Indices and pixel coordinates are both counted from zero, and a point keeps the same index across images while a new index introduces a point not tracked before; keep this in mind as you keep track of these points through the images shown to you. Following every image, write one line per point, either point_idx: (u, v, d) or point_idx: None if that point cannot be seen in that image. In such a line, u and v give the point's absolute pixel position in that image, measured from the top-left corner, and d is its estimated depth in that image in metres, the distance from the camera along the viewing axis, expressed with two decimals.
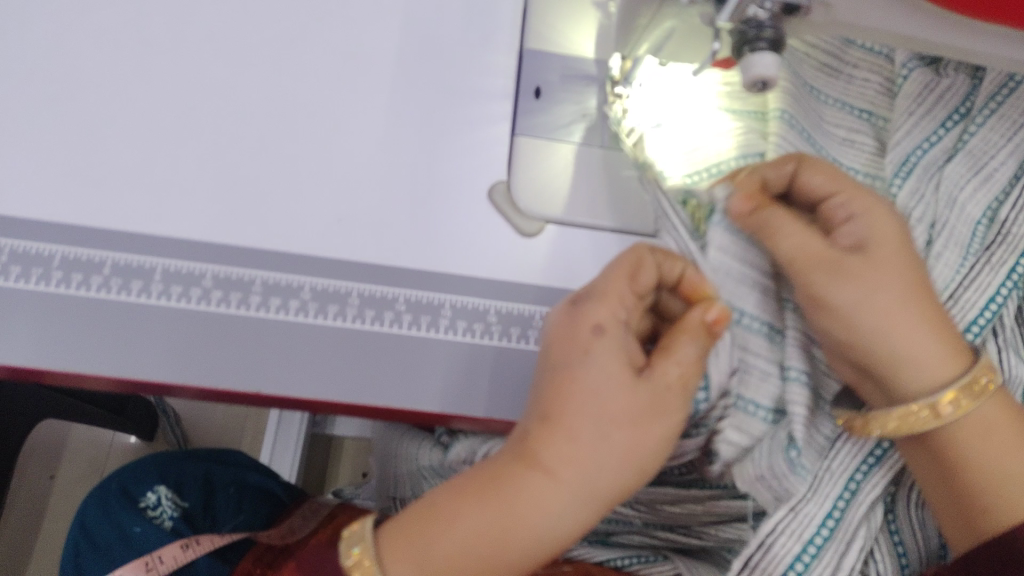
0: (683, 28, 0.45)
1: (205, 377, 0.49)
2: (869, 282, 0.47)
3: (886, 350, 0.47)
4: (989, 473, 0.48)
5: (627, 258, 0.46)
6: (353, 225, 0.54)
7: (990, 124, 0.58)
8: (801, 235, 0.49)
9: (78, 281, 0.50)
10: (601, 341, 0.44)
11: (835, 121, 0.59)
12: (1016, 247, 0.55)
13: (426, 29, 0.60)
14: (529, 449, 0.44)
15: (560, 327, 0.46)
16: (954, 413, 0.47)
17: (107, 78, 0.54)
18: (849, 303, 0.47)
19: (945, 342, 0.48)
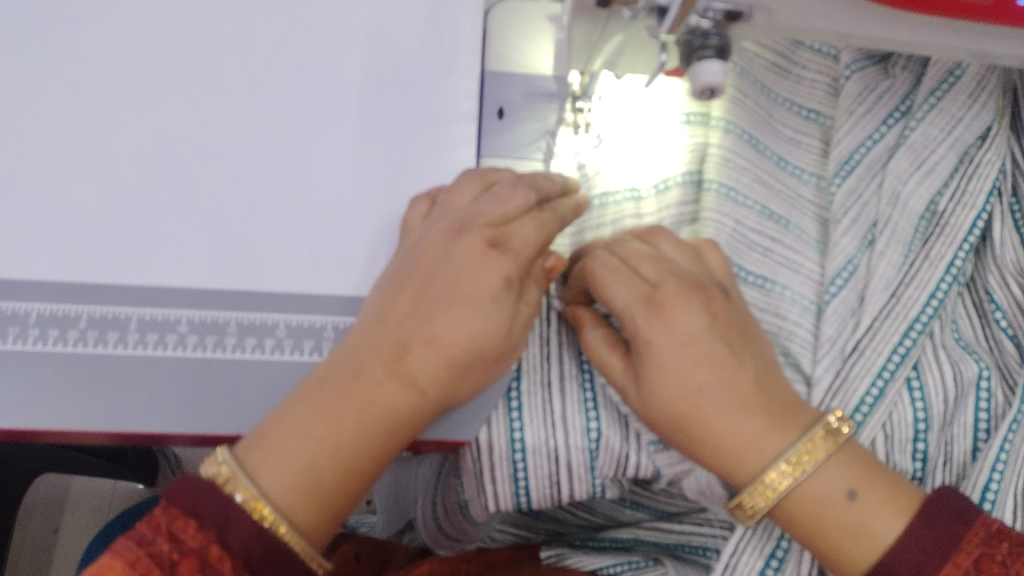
0: (629, 42, 0.46)
1: (183, 423, 0.50)
2: (687, 335, 0.48)
3: (704, 435, 0.47)
4: (858, 526, 0.45)
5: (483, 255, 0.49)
6: (324, 259, 0.54)
7: (930, 118, 0.59)
8: (667, 337, 0.48)
9: (54, 337, 0.50)
10: (493, 314, 0.48)
11: (783, 122, 0.61)
12: (954, 240, 0.55)
13: (387, 58, 0.60)
14: (400, 358, 0.48)
15: (467, 260, 0.49)
16: (777, 496, 0.47)
17: (70, 131, 0.55)
18: (665, 356, 0.48)
19: (758, 415, 0.47)
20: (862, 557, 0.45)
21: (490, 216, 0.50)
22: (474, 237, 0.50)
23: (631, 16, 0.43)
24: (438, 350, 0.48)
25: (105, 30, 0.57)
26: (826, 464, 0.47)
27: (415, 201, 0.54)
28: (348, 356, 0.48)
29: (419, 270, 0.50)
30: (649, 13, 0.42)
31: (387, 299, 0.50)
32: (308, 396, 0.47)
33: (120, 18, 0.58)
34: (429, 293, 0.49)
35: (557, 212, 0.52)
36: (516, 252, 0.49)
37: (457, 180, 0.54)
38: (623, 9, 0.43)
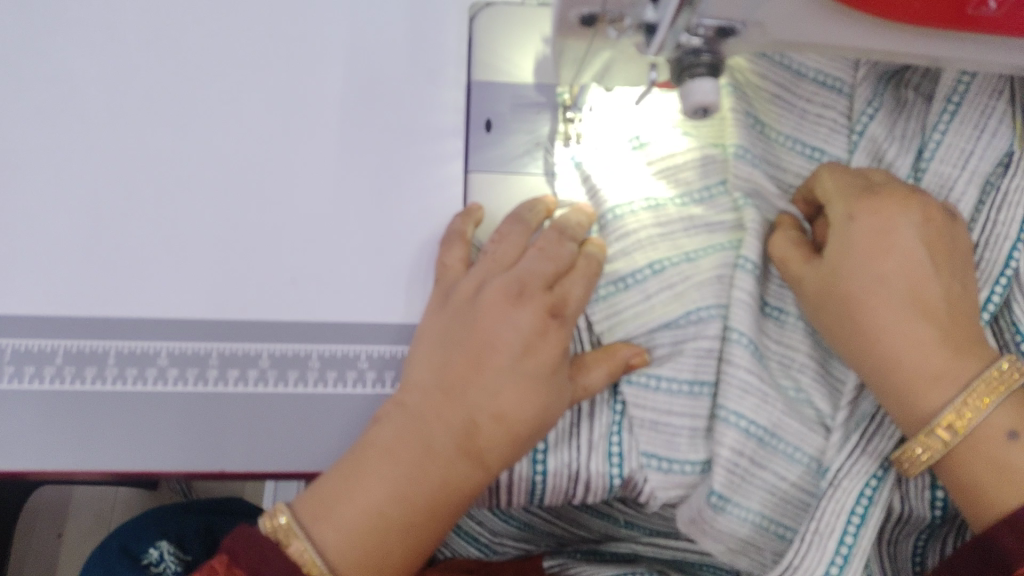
0: (618, 58, 0.44)
1: (167, 461, 0.49)
2: (907, 244, 0.50)
3: (872, 331, 0.49)
4: (1000, 467, 0.45)
5: (539, 325, 0.48)
6: (309, 285, 0.52)
7: (951, 137, 0.57)
8: (869, 217, 0.50)
9: (30, 373, 0.49)
10: (554, 386, 0.48)
11: (808, 133, 0.59)
12: (988, 278, 0.55)
13: (370, 71, 0.58)
14: (470, 435, 0.47)
15: (527, 330, 0.48)
16: (954, 436, 0.46)
17: (41, 158, 0.53)
18: (862, 236, 0.50)
19: (943, 344, 0.48)
20: (992, 498, 0.46)
21: (545, 275, 0.50)
22: (534, 307, 0.48)
23: (617, 35, 0.41)
24: (506, 427, 0.47)
25: (74, 50, 0.56)
26: (1000, 406, 0.46)
27: (450, 244, 0.53)
28: (409, 424, 0.47)
29: (475, 329, 0.49)
30: (636, 30, 0.40)
31: (441, 362, 0.49)
32: (373, 466, 0.47)
33: (90, 38, 0.56)
34: (494, 356, 0.48)
35: (598, 260, 0.52)
36: (572, 319, 0.50)
37: (500, 228, 0.53)
38: (609, 28, 0.41)
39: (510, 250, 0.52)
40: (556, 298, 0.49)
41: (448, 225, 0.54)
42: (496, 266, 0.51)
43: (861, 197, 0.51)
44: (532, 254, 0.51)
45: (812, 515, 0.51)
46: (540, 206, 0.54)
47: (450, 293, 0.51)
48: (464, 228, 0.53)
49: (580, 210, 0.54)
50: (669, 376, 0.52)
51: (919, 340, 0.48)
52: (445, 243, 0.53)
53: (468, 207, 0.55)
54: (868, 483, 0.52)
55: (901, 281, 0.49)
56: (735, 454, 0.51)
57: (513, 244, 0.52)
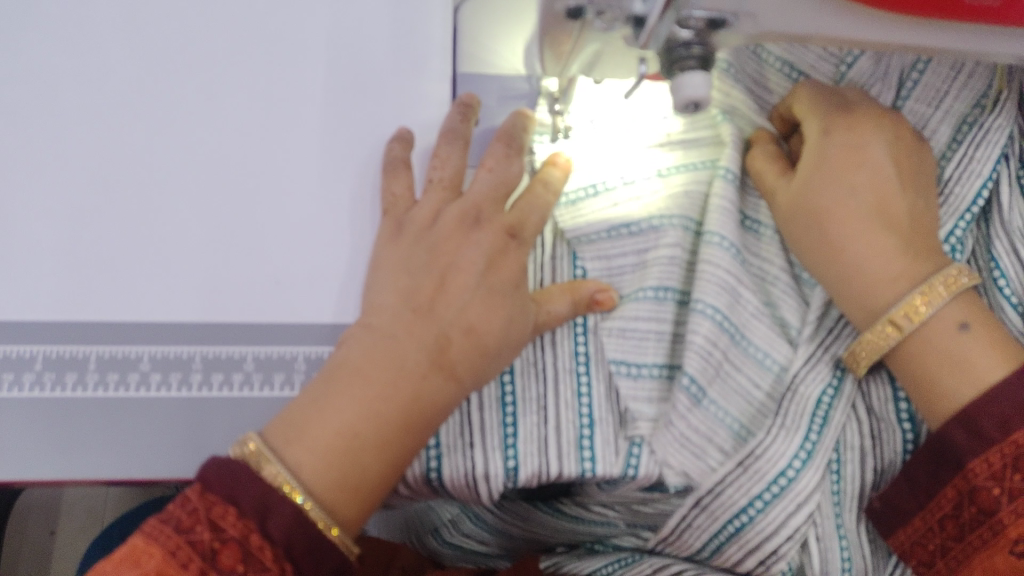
0: (607, 49, 0.43)
1: (155, 466, 0.49)
2: (871, 146, 0.55)
3: (833, 229, 0.54)
4: (946, 347, 0.51)
5: (497, 242, 0.52)
6: (294, 286, 0.51)
7: (923, 85, 0.60)
8: (840, 138, 0.56)
9: (8, 381, 0.48)
10: (518, 298, 0.52)
11: (788, 71, 0.62)
12: (958, 210, 0.58)
13: (353, 64, 0.56)
14: (444, 350, 0.49)
15: (489, 249, 0.52)
16: (909, 324, 0.52)
17: (16, 159, 0.52)
18: (837, 152, 0.55)
19: (894, 237, 0.54)
20: (945, 367, 0.51)
21: (497, 199, 0.53)
22: (492, 230, 0.52)
23: (605, 26, 0.40)
24: (479, 340, 0.50)
25: (47, 45, 0.54)
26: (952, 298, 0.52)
27: (395, 172, 0.53)
28: (378, 340, 0.48)
29: (439, 256, 0.52)
30: (625, 23, 0.40)
31: (410, 284, 0.51)
32: (342, 385, 0.47)
33: (63, 32, 0.54)
34: (456, 275, 0.51)
35: (557, 184, 0.54)
36: (531, 238, 0.54)
37: (437, 148, 0.54)
38: (596, 19, 0.40)
39: (454, 176, 0.54)
40: (515, 218, 0.53)
41: (386, 152, 0.54)
42: (445, 194, 0.54)
43: (839, 112, 0.56)
44: (481, 175, 0.53)
45: (777, 413, 0.55)
46: (472, 113, 0.55)
47: (404, 224, 0.53)
48: (403, 153, 0.54)
49: (557, 163, 0.55)
50: (637, 286, 0.57)
51: (884, 243, 0.53)
52: (389, 171, 0.53)
53: (399, 131, 0.55)
54: (827, 389, 0.56)
55: (864, 188, 0.54)
56: (709, 340, 0.55)
57: (454, 167, 0.54)
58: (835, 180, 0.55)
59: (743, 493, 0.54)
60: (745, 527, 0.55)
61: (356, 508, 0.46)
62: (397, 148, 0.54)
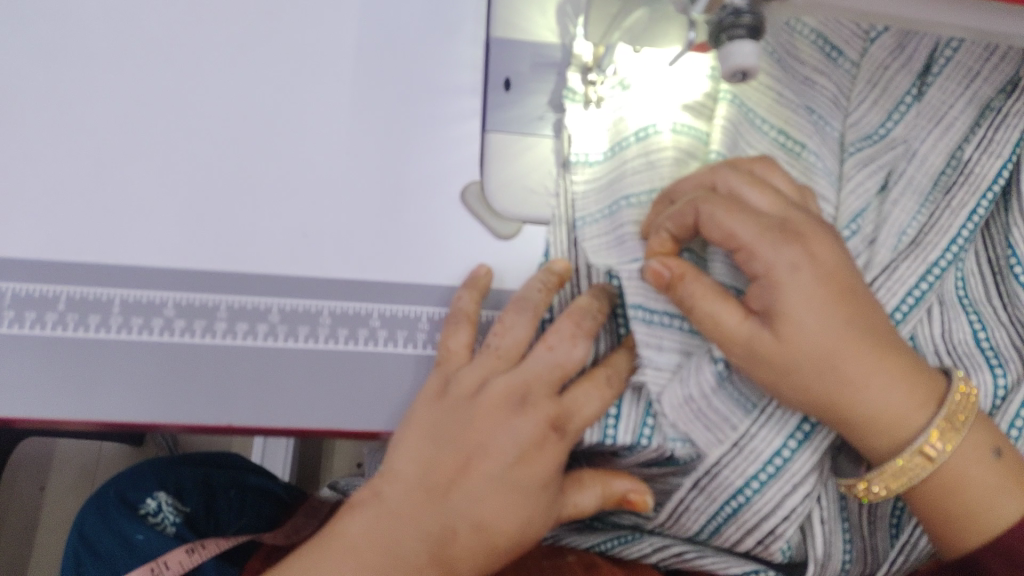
0: (656, 16, 0.43)
1: (167, 411, 0.47)
2: (829, 270, 0.42)
3: (854, 377, 0.42)
4: (945, 482, 0.44)
5: (534, 433, 0.44)
6: (320, 240, 0.51)
7: (947, 73, 0.55)
8: (756, 220, 0.43)
9: (33, 319, 0.47)
10: (543, 500, 0.45)
11: (806, 57, 0.56)
12: (978, 188, 0.52)
13: (386, 23, 0.56)
14: (446, 544, 0.43)
15: (524, 441, 0.44)
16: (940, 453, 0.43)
17: (45, 98, 0.51)
18: (806, 285, 0.41)
19: (901, 361, 0.43)
20: (909, 434, 0.43)
21: (551, 380, 0.46)
22: (537, 416, 0.45)
23: None
24: (487, 537, 0.44)
25: None
26: (967, 430, 0.43)
27: (456, 326, 0.49)
28: (377, 519, 0.44)
29: (467, 432, 0.45)
30: None
31: (427, 460, 0.45)
32: (325, 553, 0.43)
33: None
34: (483, 461, 0.44)
35: (619, 377, 0.47)
36: (575, 434, 0.45)
37: (503, 319, 0.48)
38: None
39: (513, 347, 0.47)
40: (563, 409, 0.45)
41: (455, 304, 0.50)
42: (499, 363, 0.47)
43: (810, 218, 0.44)
44: (538, 352, 0.46)
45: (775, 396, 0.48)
46: (551, 282, 0.49)
47: (449, 385, 0.47)
48: (472, 306, 0.49)
49: (604, 292, 0.49)
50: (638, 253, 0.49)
51: (902, 375, 0.43)
52: (451, 325, 0.49)
53: (475, 271, 0.51)
54: None
55: (862, 321, 0.42)
56: None
57: (516, 338, 0.47)
58: (843, 323, 0.42)
59: (739, 476, 0.48)
60: (742, 509, 0.49)
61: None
62: (466, 298, 0.50)
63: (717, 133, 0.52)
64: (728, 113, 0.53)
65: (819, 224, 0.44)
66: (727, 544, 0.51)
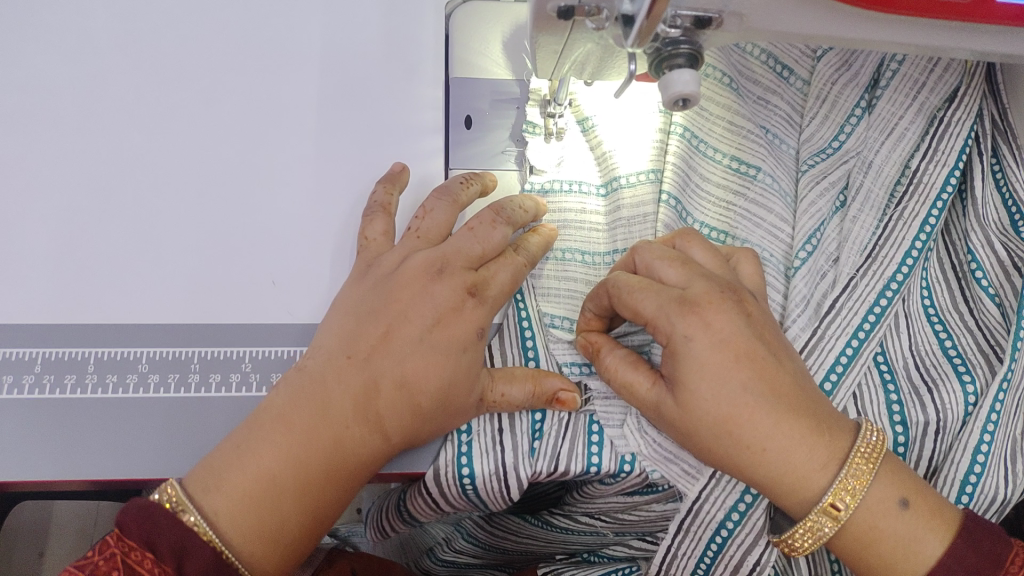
0: (599, 50, 0.44)
1: (145, 468, 0.47)
2: (724, 337, 0.45)
3: (752, 438, 0.44)
4: (865, 532, 0.44)
5: (455, 297, 0.48)
6: (290, 287, 0.52)
7: (894, 85, 0.56)
8: (657, 294, 0.47)
9: (9, 383, 0.48)
10: (466, 360, 0.47)
11: (755, 78, 0.58)
12: (927, 198, 0.52)
13: (345, 69, 0.57)
14: (372, 398, 0.46)
15: (443, 305, 0.48)
16: (845, 509, 0.44)
17: (13, 166, 0.52)
18: (704, 354, 0.45)
19: (806, 418, 0.45)
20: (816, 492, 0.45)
21: (470, 256, 0.49)
22: (453, 283, 0.48)
23: (597, 26, 0.41)
24: (411, 395, 0.46)
25: (44, 55, 0.55)
26: (875, 479, 0.44)
27: (372, 217, 0.52)
28: (304, 381, 0.46)
29: (392, 303, 0.48)
30: (615, 22, 0.40)
31: (355, 329, 0.48)
32: (264, 431, 0.45)
33: (60, 42, 0.55)
34: (403, 327, 0.47)
35: (529, 253, 0.51)
36: (492, 301, 0.49)
37: (425, 204, 0.52)
38: (587, 21, 0.41)
39: (434, 228, 0.51)
40: (479, 278, 0.49)
41: (372, 198, 0.53)
42: (421, 244, 0.51)
43: (713, 288, 0.47)
44: (439, 204, 0.51)
45: None
46: (475, 181, 0.53)
47: (374, 265, 0.50)
48: (387, 198, 0.52)
49: (536, 198, 0.53)
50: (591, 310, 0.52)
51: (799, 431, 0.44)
52: (367, 215, 0.52)
53: (395, 168, 0.54)
54: (827, 378, 0.50)
55: (759, 383, 0.45)
56: None
57: (436, 221, 0.51)
58: (737, 389, 0.44)
59: (720, 512, 0.50)
60: (727, 544, 0.50)
61: (264, 543, 0.43)
62: (381, 192, 0.53)
63: (668, 172, 0.55)
64: (679, 148, 0.55)
65: (727, 292, 0.47)
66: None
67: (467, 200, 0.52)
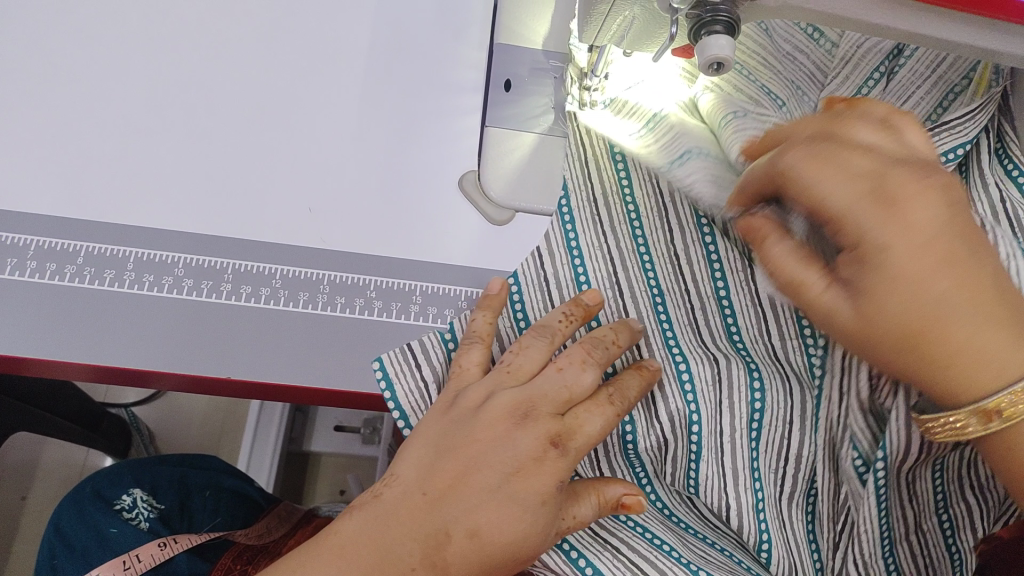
0: (643, 14, 0.47)
1: (168, 364, 0.49)
2: (927, 228, 0.36)
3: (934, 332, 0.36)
4: (916, 321, 0.36)
5: (478, 437, 0.40)
6: (324, 214, 0.54)
7: (919, 54, 0.53)
8: (603, 411, 0.41)
9: (52, 270, 0.50)
10: (544, 515, 0.39)
11: (781, 37, 0.56)
12: (952, 134, 0.46)
13: (397, 25, 0.61)
14: (439, 546, 0.39)
15: (523, 457, 0.40)
16: (1000, 420, 0.35)
17: (78, 75, 0.55)
18: (905, 259, 0.35)
19: (986, 323, 0.35)
20: (995, 381, 0.35)
21: (556, 401, 0.41)
22: (538, 431, 0.40)
23: None
24: (484, 546, 0.39)
25: None
26: (1017, 330, 0.35)
27: (468, 345, 0.44)
28: (375, 523, 0.39)
29: (467, 446, 0.40)
30: None
31: (430, 466, 0.40)
32: (326, 557, 0.39)
33: None
34: (481, 472, 0.40)
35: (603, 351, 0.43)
36: (578, 452, 0.41)
37: (522, 338, 0.43)
38: None
39: (528, 363, 0.43)
40: (564, 426, 0.41)
41: (470, 323, 0.46)
42: (510, 380, 0.42)
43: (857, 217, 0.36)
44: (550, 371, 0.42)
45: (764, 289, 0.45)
46: (577, 312, 0.44)
47: (456, 399, 0.42)
48: (487, 328, 0.45)
49: (628, 326, 0.44)
50: None
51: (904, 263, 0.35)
52: (463, 344, 0.45)
53: (496, 289, 0.46)
54: None
55: (927, 264, 0.35)
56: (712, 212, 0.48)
57: (534, 359, 0.43)
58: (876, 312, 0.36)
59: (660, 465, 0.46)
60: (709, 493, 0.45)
61: None
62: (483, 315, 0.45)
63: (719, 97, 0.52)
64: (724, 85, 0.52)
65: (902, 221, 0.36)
66: (775, 506, 0.46)
67: (564, 338, 0.44)
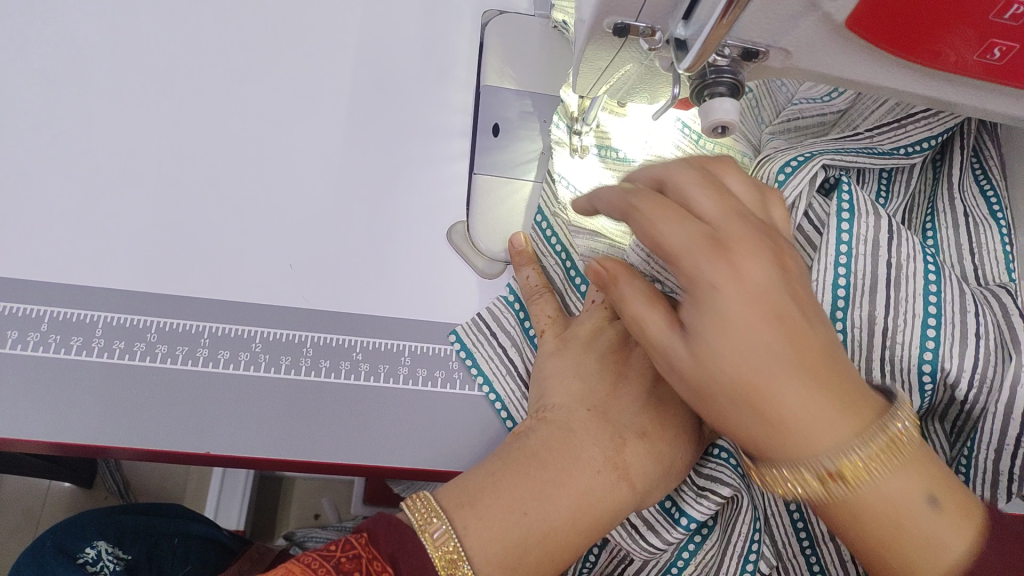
0: (641, 71, 0.46)
1: (140, 439, 0.46)
2: (753, 284, 0.33)
3: (766, 404, 0.33)
4: (745, 373, 0.33)
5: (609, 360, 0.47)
6: (305, 271, 0.51)
7: None
8: None
9: (14, 338, 0.47)
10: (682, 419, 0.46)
11: None
12: (896, 138, 0.49)
13: (380, 64, 0.58)
14: (619, 447, 0.43)
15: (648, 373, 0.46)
16: (837, 486, 0.33)
17: (40, 122, 0.52)
18: (725, 304, 0.33)
19: (830, 389, 0.33)
20: (823, 446, 0.33)
21: None
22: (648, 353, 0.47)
23: (650, 47, 0.42)
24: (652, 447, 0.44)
25: (85, 21, 0.55)
26: (896, 462, 0.34)
27: (540, 298, 0.51)
28: (556, 428, 0.43)
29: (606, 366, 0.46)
30: (667, 45, 0.41)
31: (579, 385, 0.46)
32: (513, 468, 0.41)
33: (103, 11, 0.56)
34: (625, 389, 0.46)
35: None
36: None
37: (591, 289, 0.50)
38: (643, 40, 0.42)
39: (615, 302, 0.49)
40: None
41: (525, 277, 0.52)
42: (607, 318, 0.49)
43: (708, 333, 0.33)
44: None
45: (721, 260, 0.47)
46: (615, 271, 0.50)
47: (568, 335, 0.48)
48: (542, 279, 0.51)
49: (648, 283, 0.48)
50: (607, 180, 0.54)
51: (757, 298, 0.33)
52: (533, 299, 0.51)
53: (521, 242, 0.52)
54: (787, 165, 0.46)
55: (773, 361, 0.32)
56: None
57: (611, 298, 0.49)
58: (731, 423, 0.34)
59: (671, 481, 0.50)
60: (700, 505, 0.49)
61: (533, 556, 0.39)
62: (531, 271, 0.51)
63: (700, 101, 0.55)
64: None
65: (731, 309, 0.33)
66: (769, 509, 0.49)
67: None
